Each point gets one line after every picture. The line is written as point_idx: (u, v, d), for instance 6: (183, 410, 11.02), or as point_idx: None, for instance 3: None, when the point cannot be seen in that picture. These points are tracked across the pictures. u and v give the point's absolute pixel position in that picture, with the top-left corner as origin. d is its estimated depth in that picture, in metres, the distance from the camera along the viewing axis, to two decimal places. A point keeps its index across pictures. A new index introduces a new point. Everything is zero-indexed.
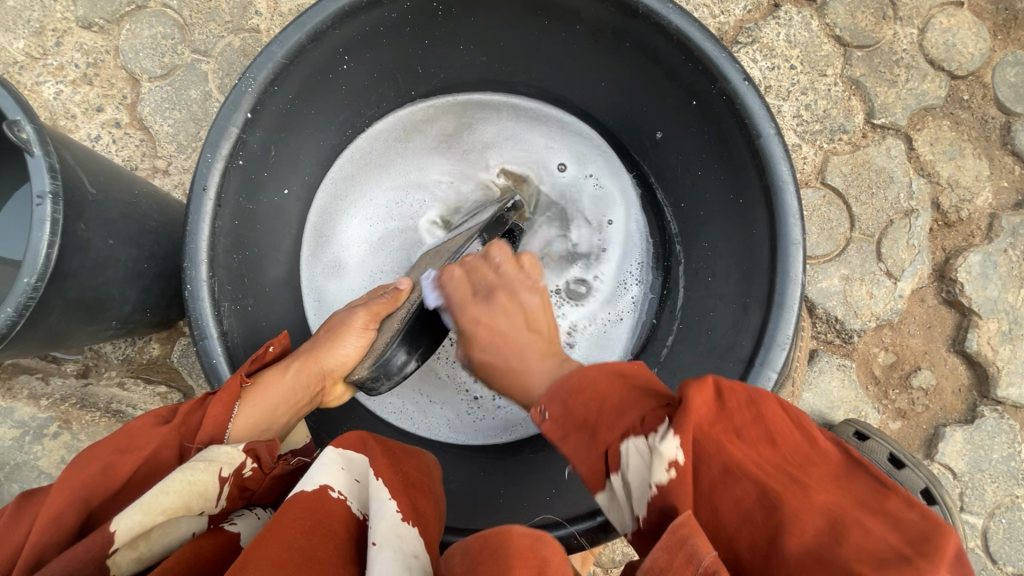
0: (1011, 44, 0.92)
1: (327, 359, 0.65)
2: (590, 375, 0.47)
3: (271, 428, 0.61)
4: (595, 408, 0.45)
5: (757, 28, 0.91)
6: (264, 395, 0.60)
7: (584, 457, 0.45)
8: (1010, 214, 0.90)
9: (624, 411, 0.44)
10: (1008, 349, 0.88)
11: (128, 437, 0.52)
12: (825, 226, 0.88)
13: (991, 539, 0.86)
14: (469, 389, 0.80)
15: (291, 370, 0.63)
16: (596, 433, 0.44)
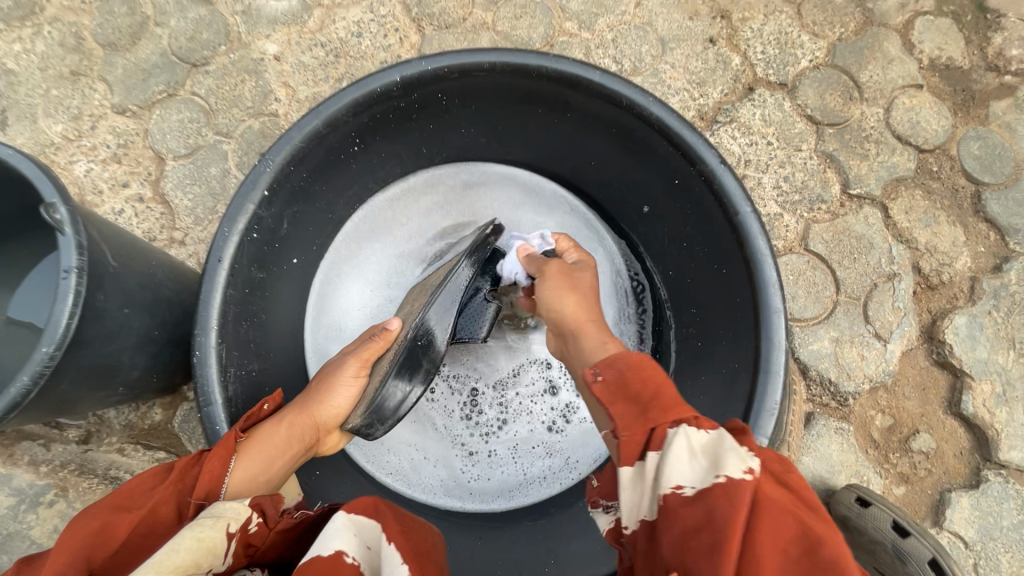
0: (971, 121, 1.00)
1: (323, 406, 0.65)
2: (647, 362, 0.53)
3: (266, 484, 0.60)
4: (651, 390, 0.50)
5: (734, 109, 0.99)
6: (261, 444, 0.60)
7: (629, 425, 0.49)
8: (990, 277, 0.93)
9: (679, 404, 0.49)
10: (1005, 411, 0.88)
11: (128, 498, 0.52)
12: (811, 289, 0.91)
13: None
14: (464, 441, 0.80)
15: (284, 423, 0.63)
16: (647, 410, 0.49)
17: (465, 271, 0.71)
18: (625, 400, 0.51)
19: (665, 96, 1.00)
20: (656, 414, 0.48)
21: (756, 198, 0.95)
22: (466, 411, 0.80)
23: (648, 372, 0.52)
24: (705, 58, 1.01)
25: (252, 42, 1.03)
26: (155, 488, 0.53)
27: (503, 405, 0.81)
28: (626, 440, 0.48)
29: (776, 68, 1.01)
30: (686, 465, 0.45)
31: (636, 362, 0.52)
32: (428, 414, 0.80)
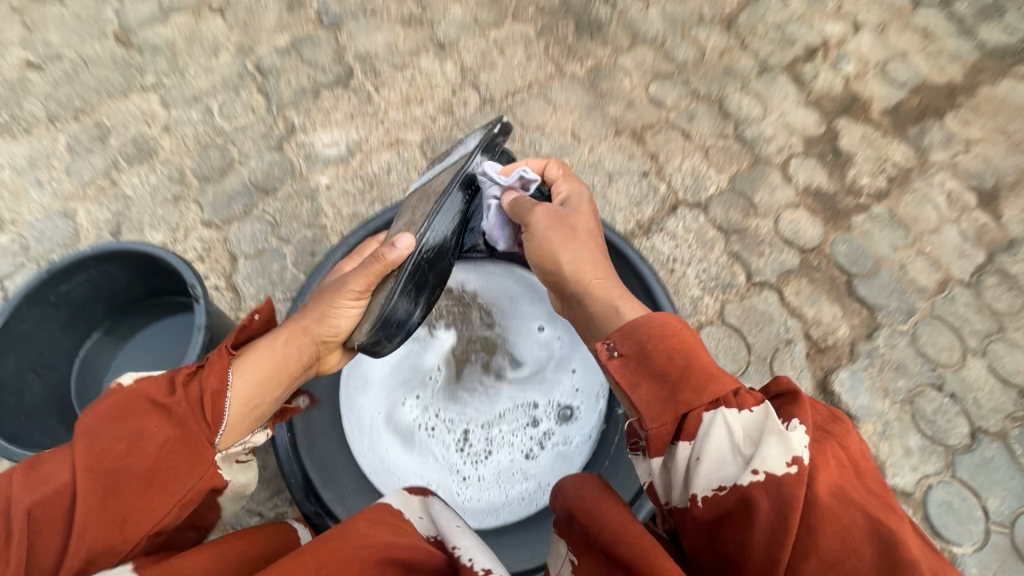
0: (838, 229, 1.36)
1: (320, 326, 0.83)
2: (674, 334, 0.64)
3: (272, 399, 0.77)
4: (679, 371, 0.62)
5: (663, 221, 1.35)
6: (260, 357, 0.77)
7: (662, 408, 0.62)
8: (865, 342, 1.22)
9: (711, 383, 0.61)
10: (887, 446, 1.11)
11: (134, 423, 0.62)
12: (728, 352, 1.20)
13: None
14: (459, 469, 1.02)
15: (281, 341, 0.80)
16: (678, 392, 0.61)
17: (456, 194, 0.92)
18: (649, 379, 0.63)
19: (612, 213, 1.36)
20: (687, 399, 0.61)
21: (682, 284, 1.27)
22: (461, 445, 1.04)
23: (677, 351, 0.64)
24: (640, 187, 1.40)
25: (310, 177, 1.41)
26: (161, 433, 0.63)
27: (490, 439, 1.04)
28: (656, 429, 0.62)
29: (693, 192, 1.39)
30: (726, 454, 0.58)
31: (663, 339, 0.64)
32: (431, 450, 1.03)
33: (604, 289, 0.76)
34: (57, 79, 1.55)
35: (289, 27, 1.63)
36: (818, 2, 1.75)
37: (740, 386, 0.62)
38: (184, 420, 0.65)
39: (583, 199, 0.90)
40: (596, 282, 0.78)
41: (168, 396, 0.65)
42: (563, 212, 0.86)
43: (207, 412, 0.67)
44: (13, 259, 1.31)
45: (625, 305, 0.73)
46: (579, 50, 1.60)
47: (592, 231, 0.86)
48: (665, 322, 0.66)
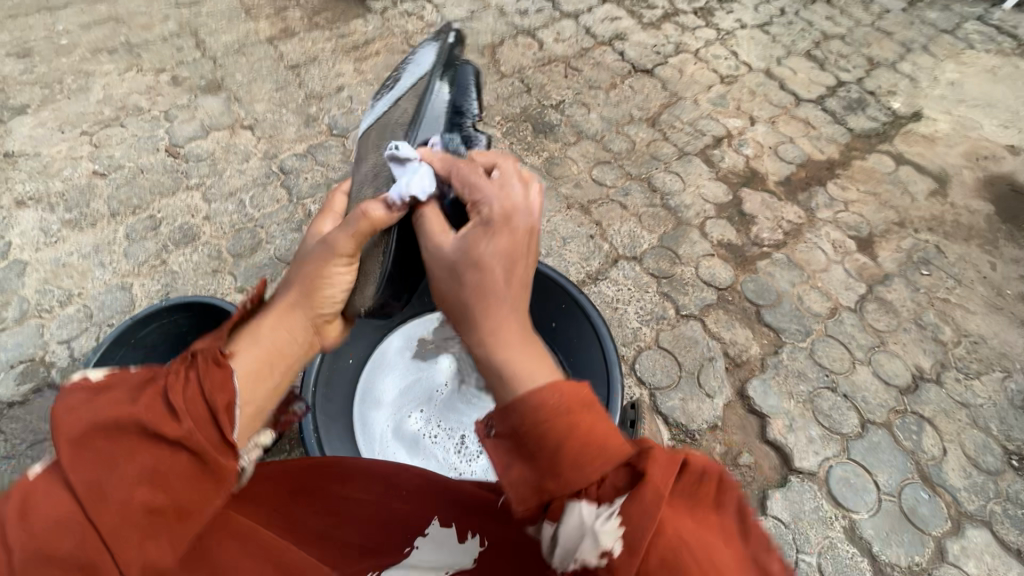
0: (746, 271, 1.72)
1: (312, 299, 0.70)
2: (553, 402, 0.53)
3: (270, 391, 0.63)
4: (540, 446, 0.53)
5: (608, 271, 1.70)
6: (253, 357, 0.62)
7: (526, 485, 0.54)
8: (771, 357, 1.53)
9: (578, 464, 0.51)
10: (794, 436, 1.40)
11: (149, 466, 0.51)
12: (664, 369, 1.50)
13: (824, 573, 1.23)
14: (455, 466, 1.27)
15: (268, 325, 0.66)
16: (546, 476, 0.53)
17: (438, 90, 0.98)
18: (522, 462, 0.54)
19: (567, 266, 1.71)
20: (549, 488, 0.53)
21: (624, 319, 1.59)
22: (455, 448, 1.29)
23: (550, 432, 0.53)
24: (588, 246, 1.76)
25: None
26: (176, 465, 0.52)
27: (479, 441, 1.30)
28: (524, 512, 0.55)
29: (629, 248, 1.76)
30: (574, 538, 0.50)
31: (533, 425, 0.53)
32: (432, 453, 1.28)
33: (493, 354, 0.60)
34: (118, 183, 1.93)
35: (306, 138, 2.07)
36: (721, 103, 2.23)
37: (616, 457, 0.52)
38: (200, 448, 0.53)
39: (491, 227, 0.68)
40: (490, 341, 0.60)
41: (175, 428, 0.52)
42: (452, 254, 0.69)
43: (225, 426, 0.55)
44: (80, 325, 1.61)
45: (512, 372, 0.57)
46: (536, 146, 2.04)
47: (486, 266, 0.65)
48: (539, 403, 0.54)
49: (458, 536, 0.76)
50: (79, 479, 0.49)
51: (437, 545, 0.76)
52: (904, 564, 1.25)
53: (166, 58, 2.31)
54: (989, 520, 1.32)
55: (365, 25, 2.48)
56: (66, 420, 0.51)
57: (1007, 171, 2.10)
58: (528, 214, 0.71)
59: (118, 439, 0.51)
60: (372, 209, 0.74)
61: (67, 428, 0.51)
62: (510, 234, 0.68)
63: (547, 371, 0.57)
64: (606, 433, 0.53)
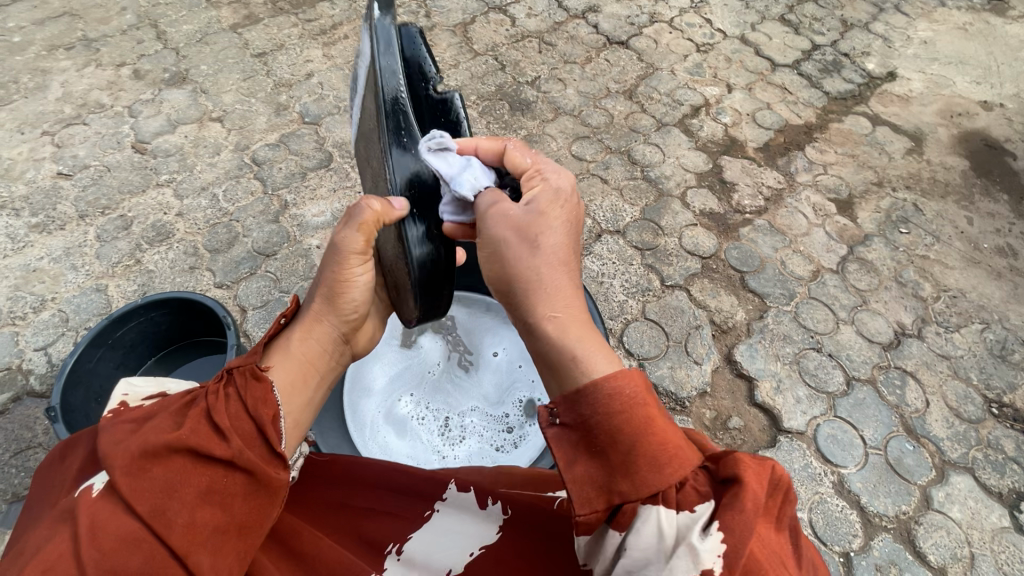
0: (729, 239, 1.73)
1: (335, 306, 0.79)
2: (628, 394, 0.56)
3: (304, 400, 0.75)
4: (613, 445, 0.55)
5: (591, 246, 1.69)
6: (288, 366, 0.75)
7: (596, 480, 0.56)
8: (756, 322, 1.55)
9: (659, 472, 0.53)
10: (782, 398, 1.42)
11: (204, 479, 0.61)
12: (652, 339, 1.50)
13: (816, 527, 1.26)
14: (439, 449, 1.26)
15: (298, 338, 0.77)
16: (615, 474, 0.55)
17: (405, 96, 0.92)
18: (587, 455, 0.57)
19: None
20: (621, 489, 0.54)
21: (610, 293, 1.59)
22: (441, 432, 1.29)
23: (626, 426, 0.55)
24: None
25: (304, 241, 1.73)
26: (231, 479, 0.62)
27: (464, 425, 1.30)
28: (585, 518, 0.55)
29: (612, 222, 1.75)
30: (652, 547, 0.52)
31: (607, 417, 0.56)
32: (418, 437, 1.28)
33: (561, 331, 0.63)
34: (85, 184, 1.87)
35: (278, 127, 2.02)
36: (698, 72, 2.22)
37: (693, 463, 0.55)
38: (252, 465, 0.63)
39: (557, 198, 0.73)
40: (559, 317, 0.64)
41: (224, 447, 0.62)
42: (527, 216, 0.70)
43: (269, 440, 0.66)
44: (56, 330, 1.57)
45: (586, 352, 0.61)
46: (513, 124, 2.01)
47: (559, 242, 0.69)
48: (615, 389, 0.56)
49: (479, 503, 0.79)
50: (143, 498, 0.57)
51: (459, 509, 0.79)
52: (892, 514, 1.28)
53: (126, 51, 2.23)
54: (972, 467, 1.35)
55: (332, 8, 2.41)
56: (121, 452, 0.59)
57: (980, 127, 2.11)
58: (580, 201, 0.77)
59: (175, 463, 0.60)
60: (372, 203, 0.77)
61: (124, 456, 0.59)
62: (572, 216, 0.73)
63: (613, 359, 0.61)
64: (680, 440, 0.56)
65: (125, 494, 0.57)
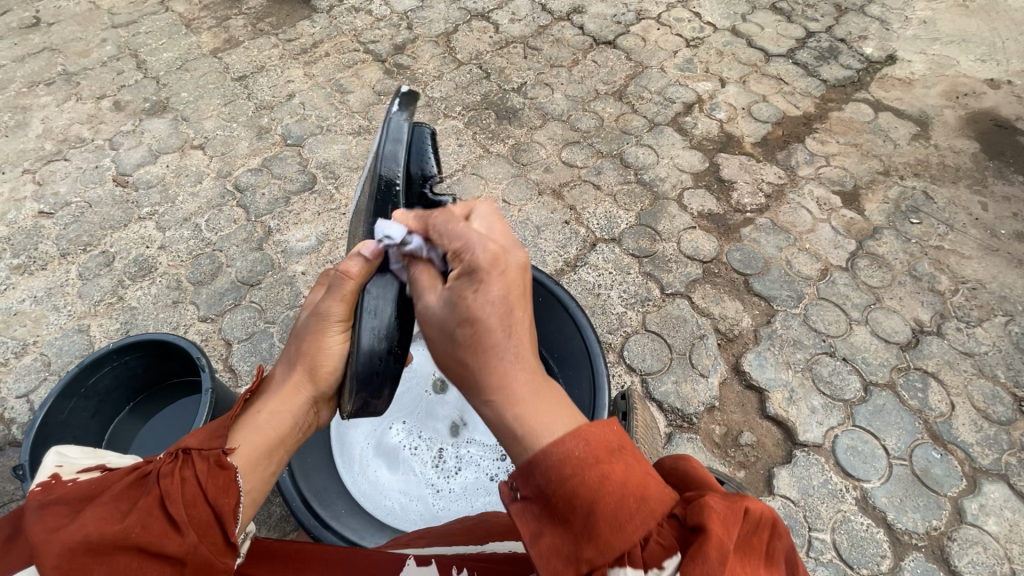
0: (731, 241, 1.65)
1: (313, 377, 0.72)
2: (576, 452, 0.51)
3: (266, 476, 0.68)
4: (571, 504, 0.49)
5: (587, 257, 1.62)
6: (251, 446, 0.66)
7: (560, 553, 0.49)
8: (764, 328, 1.46)
9: (623, 528, 0.47)
10: (796, 409, 1.34)
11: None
12: (654, 353, 1.43)
13: (841, 549, 1.17)
14: (433, 482, 1.20)
15: (265, 411, 0.70)
16: (578, 539, 0.49)
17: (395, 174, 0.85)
18: (551, 525, 0.51)
19: (543, 256, 1.63)
20: (588, 555, 0.48)
21: (608, 305, 1.52)
22: (435, 462, 1.22)
23: (581, 489, 0.49)
24: (563, 233, 1.68)
25: (289, 267, 1.68)
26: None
27: (460, 456, 1.23)
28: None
29: (607, 229, 1.68)
30: None
31: (561, 484, 0.50)
32: (411, 468, 1.22)
33: (499, 411, 0.55)
34: (66, 221, 1.82)
35: (260, 151, 1.97)
36: (689, 68, 2.14)
37: (659, 510, 0.49)
38: (202, 562, 0.57)
39: (479, 270, 0.60)
40: (495, 400, 0.56)
41: (179, 541, 0.55)
42: (444, 307, 0.61)
43: (226, 530, 0.60)
44: (39, 375, 1.52)
45: (528, 428, 0.53)
46: (500, 133, 1.95)
47: (480, 318, 0.57)
48: (565, 456, 0.51)
49: None
50: None
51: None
52: (922, 530, 1.20)
53: (106, 83, 2.20)
54: (1005, 473, 1.26)
55: (312, 27, 2.37)
56: (51, 545, 0.51)
57: (989, 106, 2.02)
58: (521, 256, 0.62)
59: (116, 559, 0.52)
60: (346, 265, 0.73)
61: (57, 551, 0.51)
62: (506, 290, 0.59)
63: (569, 421, 0.54)
64: (642, 482, 0.50)
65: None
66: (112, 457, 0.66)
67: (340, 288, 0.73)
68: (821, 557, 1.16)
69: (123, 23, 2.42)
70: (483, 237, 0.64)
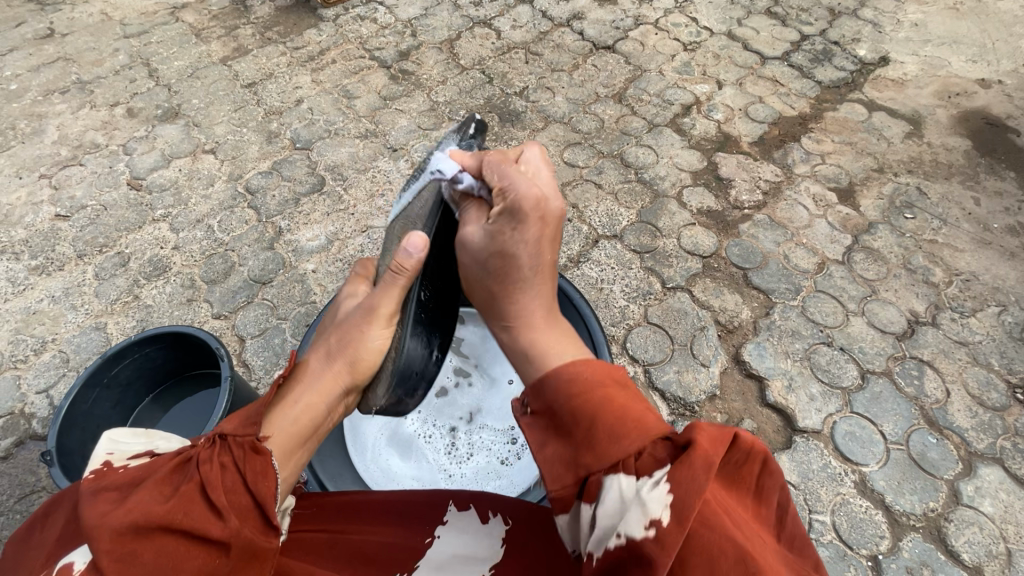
0: (729, 236, 1.69)
1: (353, 369, 0.76)
2: (588, 379, 0.56)
3: (301, 459, 0.68)
4: (578, 420, 0.54)
5: (589, 253, 1.67)
6: (287, 434, 0.66)
7: (563, 465, 0.54)
8: (763, 319, 1.51)
9: (621, 441, 0.51)
10: (795, 396, 1.37)
11: (191, 560, 0.54)
12: (656, 344, 1.47)
13: (841, 530, 1.21)
14: (445, 467, 1.24)
15: (303, 401, 0.70)
16: (579, 452, 0.53)
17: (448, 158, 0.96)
18: (557, 437, 0.56)
19: None
20: (586, 460, 0.52)
21: (611, 299, 1.56)
22: (447, 449, 1.26)
23: (588, 404, 0.54)
24: (566, 230, 1.72)
25: (300, 266, 1.73)
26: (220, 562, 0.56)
27: (471, 442, 1.26)
28: (558, 494, 0.54)
29: (608, 226, 1.72)
30: (615, 512, 0.49)
31: (567, 401, 0.56)
32: (423, 456, 1.25)
33: (515, 335, 0.66)
34: (82, 224, 1.87)
35: (270, 155, 2.02)
36: (687, 71, 2.20)
37: (657, 433, 0.52)
38: (249, 545, 0.57)
39: (521, 212, 0.69)
40: (510, 326, 0.67)
41: (222, 526, 0.56)
42: (479, 241, 0.72)
43: (269, 513, 0.60)
44: (57, 371, 1.57)
45: (540, 348, 0.63)
46: (504, 135, 2.00)
47: (511, 254, 0.69)
48: (573, 376, 0.57)
49: (480, 517, 0.81)
50: None
51: (461, 532, 0.79)
52: (920, 512, 1.23)
53: (119, 91, 2.26)
54: (1000, 457, 1.30)
55: (319, 35, 2.43)
56: (104, 529, 0.51)
57: (980, 105, 2.07)
58: (560, 208, 0.70)
59: (165, 543, 0.53)
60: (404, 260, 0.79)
61: (108, 535, 0.51)
62: (544, 240, 0.69)
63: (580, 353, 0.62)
64: (641, 412, 0.54)
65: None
66: (159, 441, 0.64)
67: (394, 282, 0.80)
68: (821, 538, 1.19)
69: (135, 33, 2.49)
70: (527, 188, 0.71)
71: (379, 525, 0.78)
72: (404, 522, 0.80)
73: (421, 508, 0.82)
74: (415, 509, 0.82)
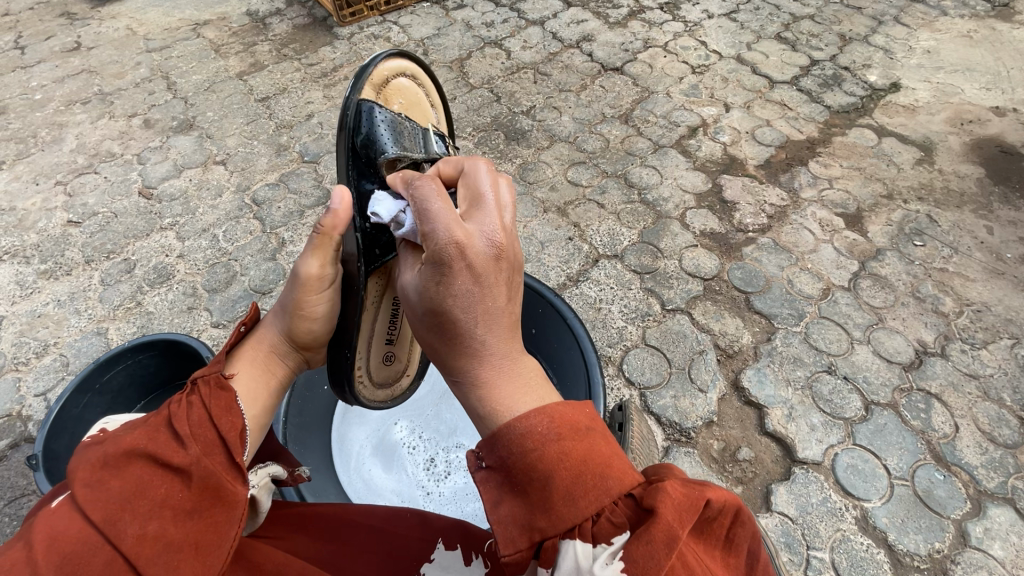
0: (732, 259, 1.67)
1: (294, 329, 0.82)
2: (541, 434, 0.50)
3: (264, 407, 0.76)
4: (528, 474, 0.50)
5: (589, 273, 1.65)
6: (248, 378, 0.75)
7: (516, 522, 0.50)
8: (764, 345, 1.47)
9: (579, 505, 0.48)
10: (795, 426, 1.33)
11: (154, 485, 0.53)
12: (653, 367, 1.44)
13: (840, 569, 1.15)
14: (424, 484, 1.21)
15: (263, 349, 0.80)
16: (531, 509, 0.49)
17: (383, 122, 0.91)
18: (510, 494, 0.51)
19: (547, 270, 1.66)
20: (540, 525, 0.49)
21: (608, 319, 1.54)
22: (428, 465, 1.24)
23: (539, 461, 0.50)
24: (566, 249, 1.71)
25: None
26: (183, 495, 0.54)
27: (451, 460, 1.24)
28: (510, 559, 0.50)
29: (609, 246, 1.71)
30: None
31: (522, 455, 0.50)
32: (404, 470, 1.23)
33: (463, 395, 0.57)
34: (93, 230, 1.91)
35: (278, 167, 2.05)
36: (694, 93, 2.20)
37: (618, 488, 0.49)
38: (211, 476, 0.57)
39: (443, 262, 0.56)
40: (460, 383, 0.57)
41: (184, 454, 0.56)
42: (413, 296, 0.60)
43: (230, 451, 0.61)
44: (56, 375, 1.58)
45: (493, 406, 0.54)
46: (509, 153, 2.01)
47: (448, 310, 0.56)
48: (527, 430, 0.51)
49: (465, 559, 0.77)
50: (98, 508, 0.50)
51: (444, 571, 0.76)
52: (925, 552, 1.17)
53: (138, 102, 2.33)
54: (1012, 497, 1.24)
55: (333, 52, 2.49)
56: (82, 466, 0.54)
57: (994, 133, 2.03)
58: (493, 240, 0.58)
59: (134, 469, 0.54)
60: (329, 223, 0.81)
61: (83, 469, 0.53)
62: (499, 284, 0.57)
63: (532, 398, 0.55)
64: (606, 462, 0.50)
65: (80, 503, 0.50)
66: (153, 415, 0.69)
67: (321, 245, 0.81)
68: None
69: (157, 48, 2.57)
70: (451, 218, 0.58)
71: (366, 550, 0.76)
72: (388, 558, 0.76)
73: (412, 542, 0.79)
74: (402, 545, 0.79)
